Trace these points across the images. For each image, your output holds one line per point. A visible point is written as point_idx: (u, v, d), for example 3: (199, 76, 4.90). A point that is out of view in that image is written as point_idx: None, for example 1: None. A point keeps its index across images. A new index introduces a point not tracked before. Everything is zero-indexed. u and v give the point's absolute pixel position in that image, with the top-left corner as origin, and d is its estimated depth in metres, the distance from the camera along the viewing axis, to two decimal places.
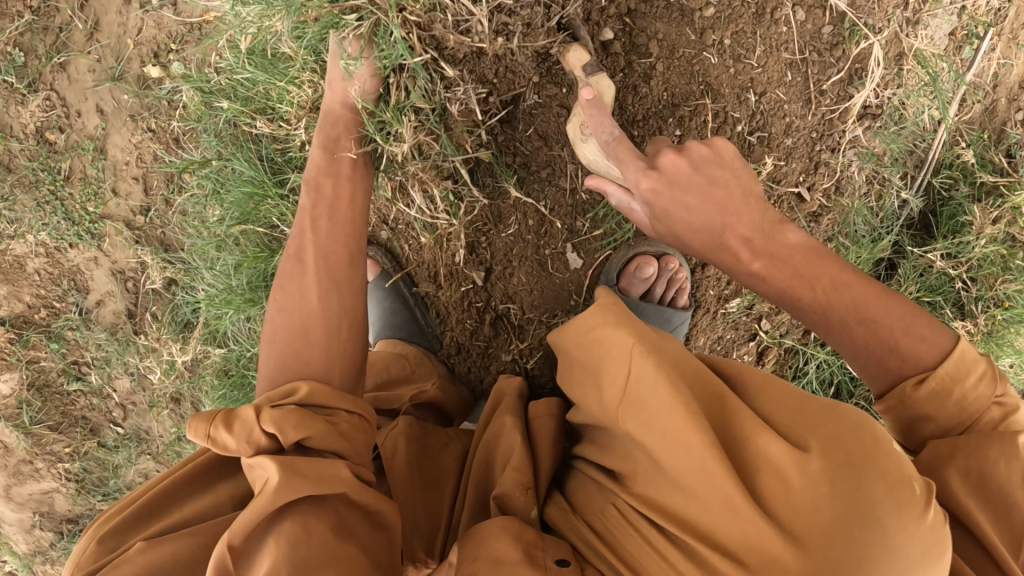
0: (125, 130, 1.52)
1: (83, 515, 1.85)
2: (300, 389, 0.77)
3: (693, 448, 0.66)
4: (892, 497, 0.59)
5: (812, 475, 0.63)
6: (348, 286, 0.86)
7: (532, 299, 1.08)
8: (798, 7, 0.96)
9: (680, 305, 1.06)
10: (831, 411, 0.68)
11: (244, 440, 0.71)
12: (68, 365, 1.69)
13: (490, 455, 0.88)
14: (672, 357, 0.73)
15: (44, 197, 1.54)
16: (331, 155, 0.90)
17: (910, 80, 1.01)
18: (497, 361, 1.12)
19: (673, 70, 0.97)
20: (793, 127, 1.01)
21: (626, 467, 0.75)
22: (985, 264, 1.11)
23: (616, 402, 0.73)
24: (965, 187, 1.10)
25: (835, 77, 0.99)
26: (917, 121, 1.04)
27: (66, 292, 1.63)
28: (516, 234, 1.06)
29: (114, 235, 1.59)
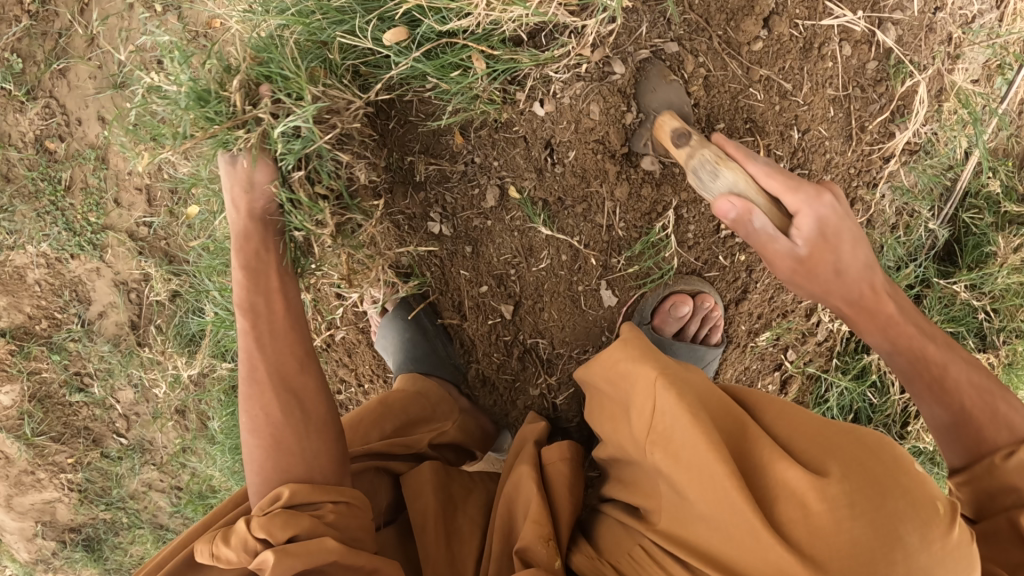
0: (128, 139, 1.47)
1: (85, 525, 1.83)
2: (282, 492, 0.76)
3: (715, 478, 0.64)
4: (912, 516, 0.59)
5: (829, 497, 0.61)
6: (309, 388, 0.84)
7: (563, 334, 1.07)
8: (844, 43, 0.94)
9: (712, 341, 1.04)
10: (852, 434, 0.66)
11: (242, 550, 0.73)
12: (70, 376, 1.66)
13: (511, 505, 0.86)
14: (693, 386, 0.71)
15: (44, 207, 1.50)
16: (249, 263, 0.87)
17: (948, 116, 1.00)
18: (525, 396, 1.12)
19: (717, 105, 0.95)
20: (832, 164, 0.98)
21: (654, 503, 0.74)
22: (1010, 295, 1.10)
23: (644, 436, 0.72)
24: (990, 216, 1.08)
25: (881, 116, 0.97)
26: (949, 154, 1.03)
27: (67, 303, 1.59)
28: (549, 268, 1.05)
29: (116, 246, 1.55)
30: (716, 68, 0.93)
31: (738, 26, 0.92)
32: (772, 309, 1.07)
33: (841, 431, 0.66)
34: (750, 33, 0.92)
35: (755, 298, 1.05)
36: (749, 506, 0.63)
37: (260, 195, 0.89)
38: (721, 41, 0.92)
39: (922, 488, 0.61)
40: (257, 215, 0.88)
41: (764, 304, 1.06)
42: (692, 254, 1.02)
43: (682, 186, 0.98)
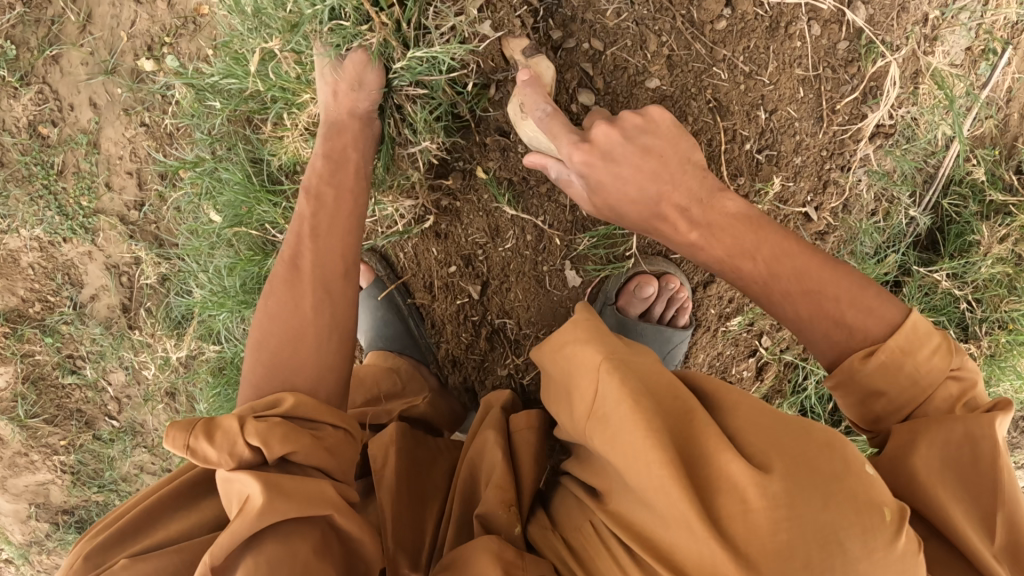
0: (119, 124, 1.49)
1: (78, 507, 1.86)
2: (285, 401, 0.76)
3: (653, 469, 0.63)
4: (853, 520, 0.58)
5: (770, 495, 0.60)
6: (338, 293, 0.86)
7: (529, 315, 1.07)
8: (813, 22, 0.92)
9: (679, 324, 1.04)
10: (801, 430, 0.66)
11: (226, 451, 0.71)
12: (63, 359, 1.69)
13: (473, 469, 0.87)
14: (646, 376, 0.70)
15: (38, 191, 1.53)
16: (334, 162, 0.92)
17: (926, 100, 0.98)
18: (492, 375, 1.12)
19: (681, 84, 0.95)
20: (803, 145, 0.98)
21: (603, 484, 0.74)
22: (992, 284, 1.08)
23: (587, 416, 0.71)
24: (975, 205, 1.06)
25: (852, 97, 0.96)
26: (929, 140, 1.01)
27: (61, 286, 1.62)
28: (514, 248, 1.04)
29: (108, 230, 1.57)
30: (680, 48, 0.93)
31: (700, 4, 0.91)
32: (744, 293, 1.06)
33: (792, 425, 0.66)
34: (714, 12, 0.91)
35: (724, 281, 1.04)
36: (685, 498, 0.62)
37: (364, 96, 0.93)
38: (685, 19, 0.92)
39: (869, 488, 0.61)
40: (359, 113, 0.94)
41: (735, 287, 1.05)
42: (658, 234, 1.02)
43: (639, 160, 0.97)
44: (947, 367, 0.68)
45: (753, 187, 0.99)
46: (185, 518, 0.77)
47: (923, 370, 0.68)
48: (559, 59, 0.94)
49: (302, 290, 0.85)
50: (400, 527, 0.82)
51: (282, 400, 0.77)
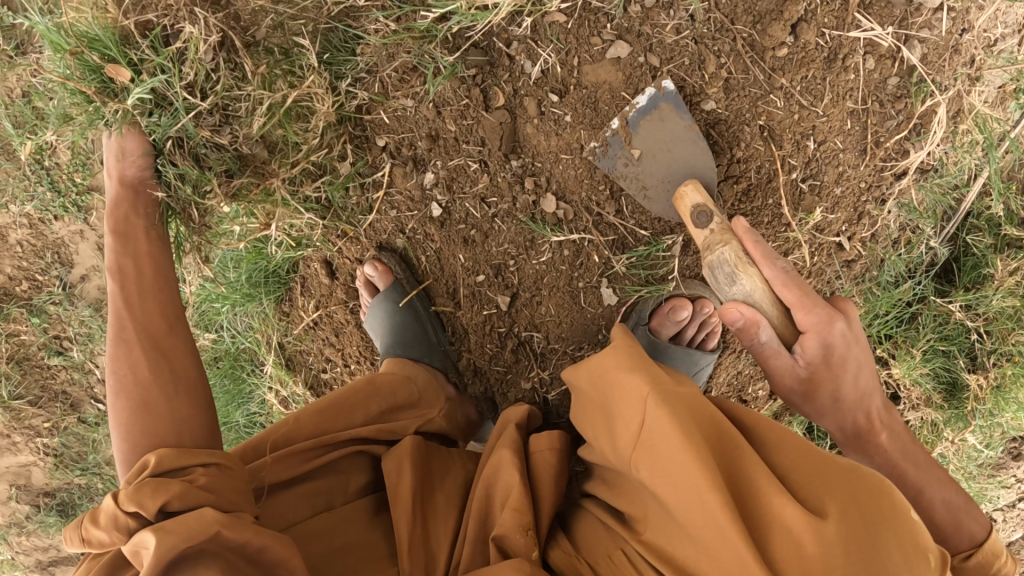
0: None
1: (60, 489, 1.81)
2: (150, 460, 0.72)
3: (706, 506, 0.62)
4: (906, 567, 0.57)
5: (826, 541, 0.58)
6: (167, 346, 0.84)
7: (559, 330, 1.07)
8: (868, 56, 0.91)
9: (708, 347, 1.05)
10: (850, 471, 0.64)
11: (114, 529, 0.67)
12: (49, 339, 1.63)
13: (489, 488, 0.84)
14: (692, 403, 0.69)
15: (29, 165, 1.46)
16: (123, 237, 0.90)
17: (961, 139, 0.98)
18: (516, 388, 1.12)
19: (736, 109, 0.93)
20: (845, 176, 0.97)
21: (639, 512, 0.73)
22: (1002, 317, 1.09)
23: (632, 448, 0.69)
24: (988, 236, 1.08)
25: (898, 133, 0.95)
26: (957, 174, 1.01)
27: (50, 265, 1.56)
28: (550, 262, 1.04)
29: (102, 209, 1.51)
30: (737, 71, 0.92)
31: (764, 30, 0.90)
32: None
33: (839, 466, 0.64)
34: (777, 38, 0.90)
35: None
36: (741, 540, 0.60)
37: (130, 163, 0.95)
38: (745, 42, 0.90)
39: (917, 533, 0.59)
40: (128, 180, 0.95)
41: None
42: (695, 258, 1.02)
43: None
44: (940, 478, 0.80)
45: (795, 217, 0.99)
46: None
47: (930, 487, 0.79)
48: (619, 69, 0.93)
49: (137, 353, 0.82)
50: (415, 549, 0.79)
51: (147, 456, 0.72)
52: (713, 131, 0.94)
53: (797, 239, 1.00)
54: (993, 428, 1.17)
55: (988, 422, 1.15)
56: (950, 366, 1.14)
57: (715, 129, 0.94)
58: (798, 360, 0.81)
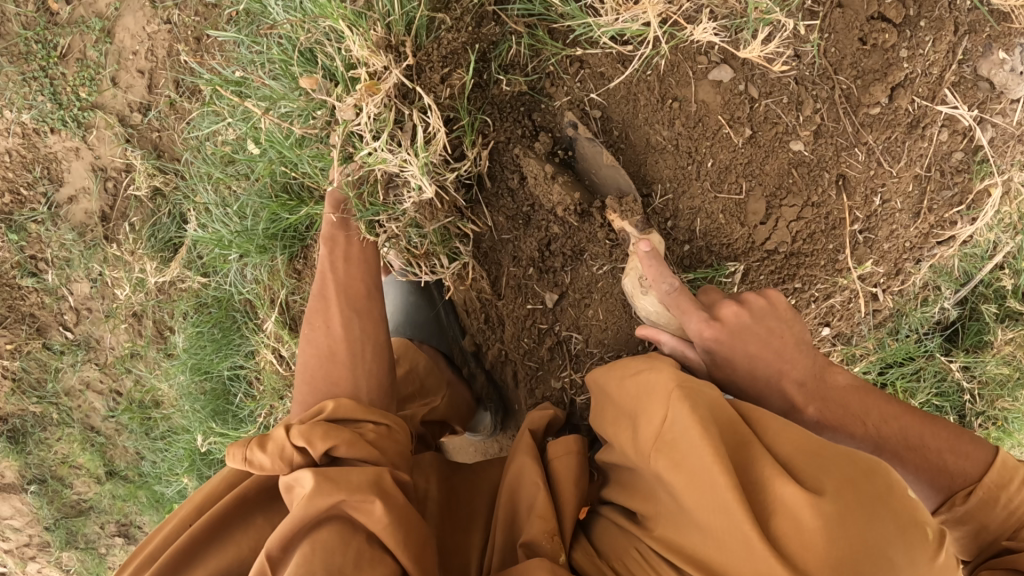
0: (142, 16, 1.34)
1: (13, 415, 1.73)
2: (327, 406, 0.81)
3: (719, 492, 0.69)
4: (896, 539, 0.63)
5: (822, 513, 0.65)
6: (349, 300, 0.92)
7: (602, 335, 1.07)
8: (945, 128, 0.96)
9: None
10: (847, 459, 0.70)
11: (277, 456, 0.75)
12: (24, 259, 1.54)
13: (513, 498, 0.89)
14: (707, 399, 0.77)
15: (32, 71, 1.36)
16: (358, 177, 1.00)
17: (999, 216, 1.03)
18: (545, 385, 1.12)
19: (821, 155, 0.96)
20: (896, 234, 1.01)
21: (652, 510, 0.79)
22: (993, 383, 1.17)
23: (650, 442, 0.78)
24: (994, 307, 1.13)
25: (954, 204, 1.01)
26: (986, 247, 1.06)
27: (37, 180, 1.46)
28: (607, 268, 1.04)
29: (103, 128, 1.41)
30: (831, 119, 0.94)
31: (865, 87, 0.93)
32: None
33: (839, 455, 0.71)
34: (875, 97, 0.93)
35: None
36: (745, 517, 0.67)
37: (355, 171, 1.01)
38: (843, 93, 0.93)
39: (914, 511, 0.66)
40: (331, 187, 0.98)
41: None
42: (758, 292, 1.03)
43: (748, 211, 0.99)
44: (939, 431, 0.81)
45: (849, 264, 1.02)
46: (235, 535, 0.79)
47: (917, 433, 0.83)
48: (713, 91, 0.95)
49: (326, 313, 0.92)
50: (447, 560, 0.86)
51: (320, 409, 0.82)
52: (795, 170, 0.97)
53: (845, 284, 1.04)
54: None
55: None
56: None
57: (798, 170, 0.97)
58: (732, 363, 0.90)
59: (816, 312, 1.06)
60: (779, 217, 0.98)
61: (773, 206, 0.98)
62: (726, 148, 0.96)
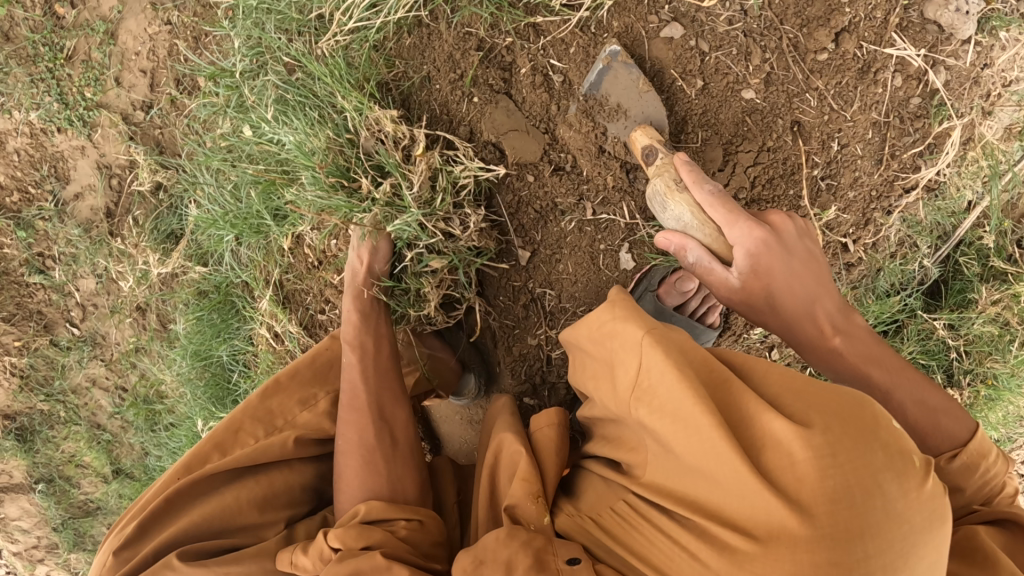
0: (143, 18, 1.40)
1: (21, 414, 1.77)
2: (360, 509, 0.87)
3: (704, 432, 0.66)
4: (887, 466, 0.62)
5: (814, 445, 0.62)
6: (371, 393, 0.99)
7: (573, 290, 1.13)
8: (897, 74, 1.01)
9: (708, 321, 1.13)
10: (831, 390, 0.67)
11: (316, 557, 0.83)
12: (32, 256, 1.59)
13: (495, 472, 0.93)
14: (681, 344, 0.75)
15: (40, 73, 1.43)
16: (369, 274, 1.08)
17: (968, 165, 1.07)
18: (522, 343, 1.17)
19: (773, 101, 1.02)
20: (859, 182, 1.06)
21: (638, 457, 0.77)
22: (981, 341, 1.18)
23: (630, 392, 0.75)
24: (977, 266, 1.15)
25: (914, 148, 1.04)
26: (959, 200, 1.09)
27: (45, 178, 1.52)
28: (575, 223, 1.10)
29: (107, 127, 1.47)
30: (780, 67, 1.01)
31: (810, 33, 0.99)
32: None
33: (824, 387, 0.68)
34: (820, 43, 0.99)
35: None
36: (734, 455, 0.64)
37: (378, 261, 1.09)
38: (790, 42, 1.00)
39: (900, 438, 0.65)
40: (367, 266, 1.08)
41: None
42: None
43: (704, 160, 1.05)
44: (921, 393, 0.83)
45: (812, 212, 1.06)
46: (212, 500, 0.90)
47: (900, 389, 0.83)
48: (666, 48, 1.02)
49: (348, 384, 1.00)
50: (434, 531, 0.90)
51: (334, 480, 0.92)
52: (748, 119, 1.03)
53: None
54: None
55: None
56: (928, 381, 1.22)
57: (751, 118, 1.03)
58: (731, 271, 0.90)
59: None
60: (736, 164, 1.04)
61: (728, 154, 1.04)
62: (681, 99, 1.03)
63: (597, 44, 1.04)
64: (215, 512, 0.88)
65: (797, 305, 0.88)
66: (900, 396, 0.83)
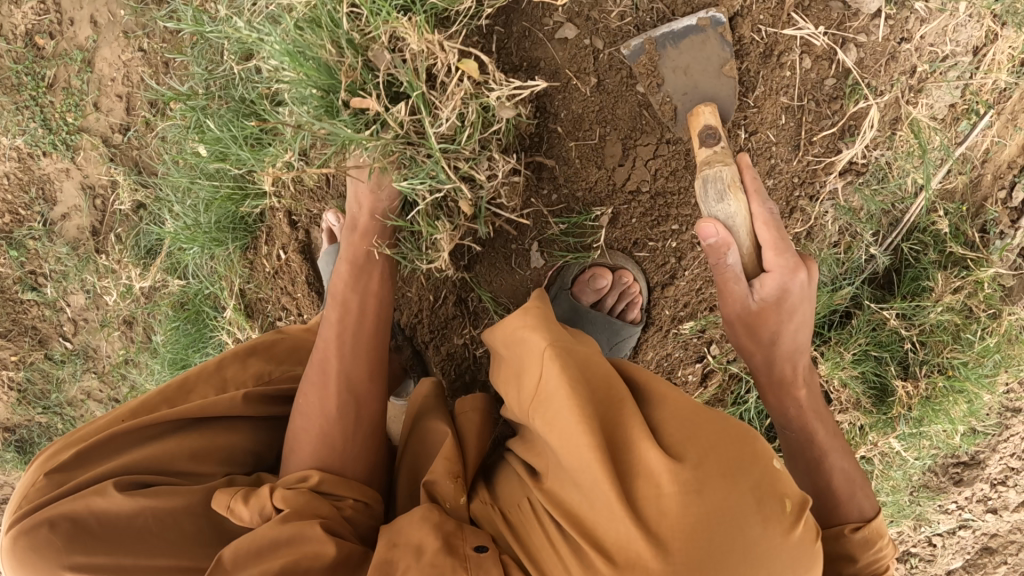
0: (116, 46, 1.47)
1: (20, 426, 1.85)
2: (312, 476, 0.88)
3: (584, 454, 0.71)
4: (753, 509, 0.68)
5: (680, 481, 0.68)
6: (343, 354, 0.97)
7: (493, 287, 1.20)
8: (805, 55, 1.08)
9: (628, 318, 1.19)
10: (716, 427, 0.73)
11: (256, 514, 0.84)
12: (24, 274, 1.68)
13: (421, 451, 0.96)
14: (582, 359, 0.79)
15: (24, 101, 1.51)
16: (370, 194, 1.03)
17: (900, 146, 1.13)
18: (450, 341, 1.24)
19: None
20: (777, 169, 1.13)
21: (539, 464, 0.82)
22: (938, 330, 1.21)
23: (529, 399, 0.79)
24: (933, 253, 1.20)
25: (831, 130, 1.11)
26: (900, 184, 1.16)
27: (33, 200, 1.61)
28: (486, 220, 1.16)
29: (89, 150, 1.55)
30: None
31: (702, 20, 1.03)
32: (699, 299, 1.20)
33: (709, 422, 0.74)
34: None
35: (682, 285, 1.18)
36: (609, 482, 0.69)
37: (384, 198, 1.04)
38: None
39: (774, 479, 0.71)
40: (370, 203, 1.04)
41: (691, 293, 1.19)
42: (622, 232, 1.16)
43: (606, 154, 1.11)
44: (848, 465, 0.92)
45: None
46: (154, 447, 0.91)
47: (829, 458, 0.93)
48: (565, 47, 1.06)
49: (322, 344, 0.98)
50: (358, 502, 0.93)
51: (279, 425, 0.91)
52: (645, 112, 1.07)
53: None
54: (921, 436, 1.29)
55: (914, 429, 1.27)
56: (882, 371, 1.26)
57: (648, 111, 1.07)
58: (753, 292, 0.96)
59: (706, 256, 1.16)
60: (635, 157, 1.10)
61: (627, 148, 1.10)
62: (580, 97, 1.08)
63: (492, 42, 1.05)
64: (155, 459, 0.90)
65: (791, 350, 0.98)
66: (833, 462, 0.93)
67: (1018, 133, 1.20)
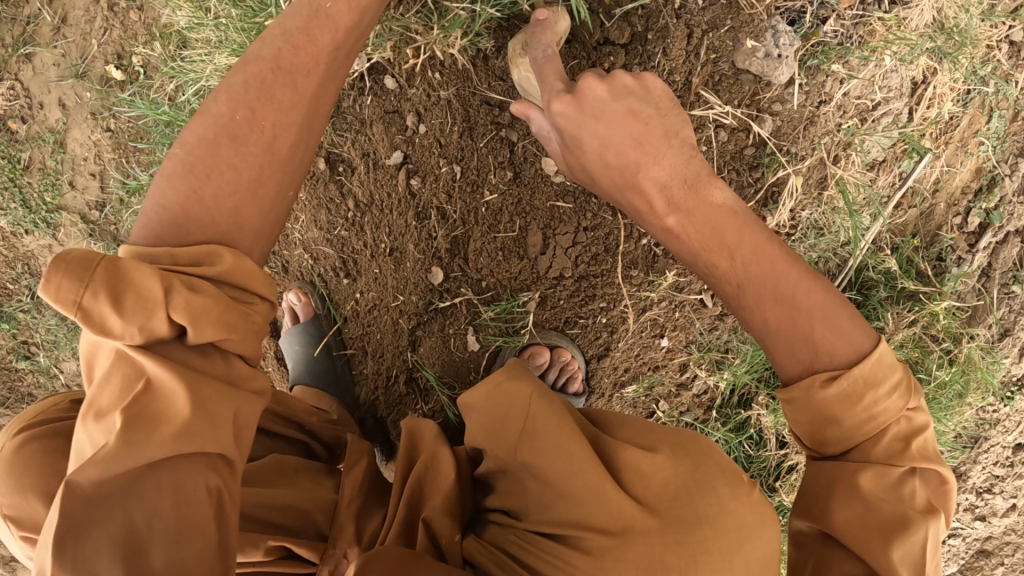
0: (85, 127, 1.52)
1: None
2: (219, 260, 0.74)
3: (586, 480, 0.80)
4: (707, 535, 0.78)
5: (652, 519, 0.79)
6: (263, 236, 0.81)
7: (434, 369, 1.27)
8: (721, 129, 1.16)
9: (572, 389, 1.23)
10: (689, 457, 0.83)
11: (136, 325, 0.68)
12: (17, 344, 1.71)
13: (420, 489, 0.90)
14: (570, 408, 0.88)
15: (2, 183, 1.56)
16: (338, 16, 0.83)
17: (827, 203, 1.20)
18: (404, 417, 1.30)
19: None
20: None
21: (516, 500, 0.86)
22: None
23: (515, 439, 0.85)
24: (884, 290, 1.24)
25: (757, 196, 1.19)
26: (835, 236, 1.21)
27: (20, 275, 1.65)
28: (420, 304, 1.25)
29: (69, 226, 1.59)
30: None
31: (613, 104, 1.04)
32: (639, 365, 1.26)
33: (682, 457, 0.83)
34: None
35: (617, 354, 1.24)
36: (598, 512, 0.79)
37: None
38: None
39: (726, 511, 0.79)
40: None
41: (629, 359, 1.25)
42: (553, 313, 1.23)
43: (529, 242, 1.19)
44: (904, 407, 0.77)
45: (647, 278, 1.19)
46: None
47: (878, 443, 0.77)
48: (480, 148, 1.17)
49: (230, 143, 0.78)
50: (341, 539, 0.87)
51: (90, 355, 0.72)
52: (562, 200, 1.17)
53: (650, 296, 1.20)
54: None
55: None
56: None
57: (565, 199, 1.17)
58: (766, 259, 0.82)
59: (640, 327, 1.22)
60: (556, 245, 1.18)
61: (547, 238, 1.18)
62: (501, 188, 1.18)
63: (415, 151, 1.20)
64: None
65: (812, 313, 0.79)
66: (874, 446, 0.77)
67: (969, 159, 1.20)
